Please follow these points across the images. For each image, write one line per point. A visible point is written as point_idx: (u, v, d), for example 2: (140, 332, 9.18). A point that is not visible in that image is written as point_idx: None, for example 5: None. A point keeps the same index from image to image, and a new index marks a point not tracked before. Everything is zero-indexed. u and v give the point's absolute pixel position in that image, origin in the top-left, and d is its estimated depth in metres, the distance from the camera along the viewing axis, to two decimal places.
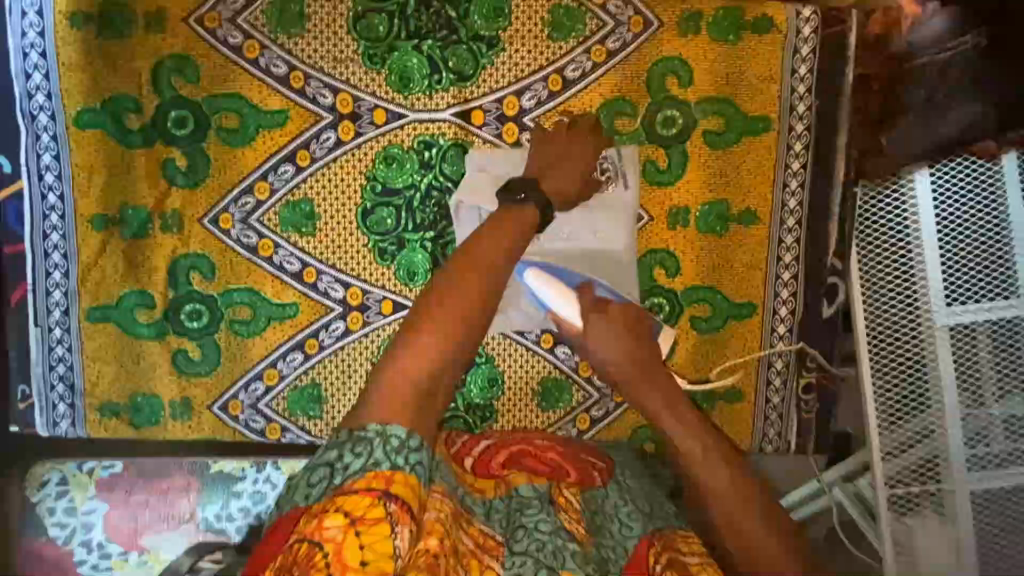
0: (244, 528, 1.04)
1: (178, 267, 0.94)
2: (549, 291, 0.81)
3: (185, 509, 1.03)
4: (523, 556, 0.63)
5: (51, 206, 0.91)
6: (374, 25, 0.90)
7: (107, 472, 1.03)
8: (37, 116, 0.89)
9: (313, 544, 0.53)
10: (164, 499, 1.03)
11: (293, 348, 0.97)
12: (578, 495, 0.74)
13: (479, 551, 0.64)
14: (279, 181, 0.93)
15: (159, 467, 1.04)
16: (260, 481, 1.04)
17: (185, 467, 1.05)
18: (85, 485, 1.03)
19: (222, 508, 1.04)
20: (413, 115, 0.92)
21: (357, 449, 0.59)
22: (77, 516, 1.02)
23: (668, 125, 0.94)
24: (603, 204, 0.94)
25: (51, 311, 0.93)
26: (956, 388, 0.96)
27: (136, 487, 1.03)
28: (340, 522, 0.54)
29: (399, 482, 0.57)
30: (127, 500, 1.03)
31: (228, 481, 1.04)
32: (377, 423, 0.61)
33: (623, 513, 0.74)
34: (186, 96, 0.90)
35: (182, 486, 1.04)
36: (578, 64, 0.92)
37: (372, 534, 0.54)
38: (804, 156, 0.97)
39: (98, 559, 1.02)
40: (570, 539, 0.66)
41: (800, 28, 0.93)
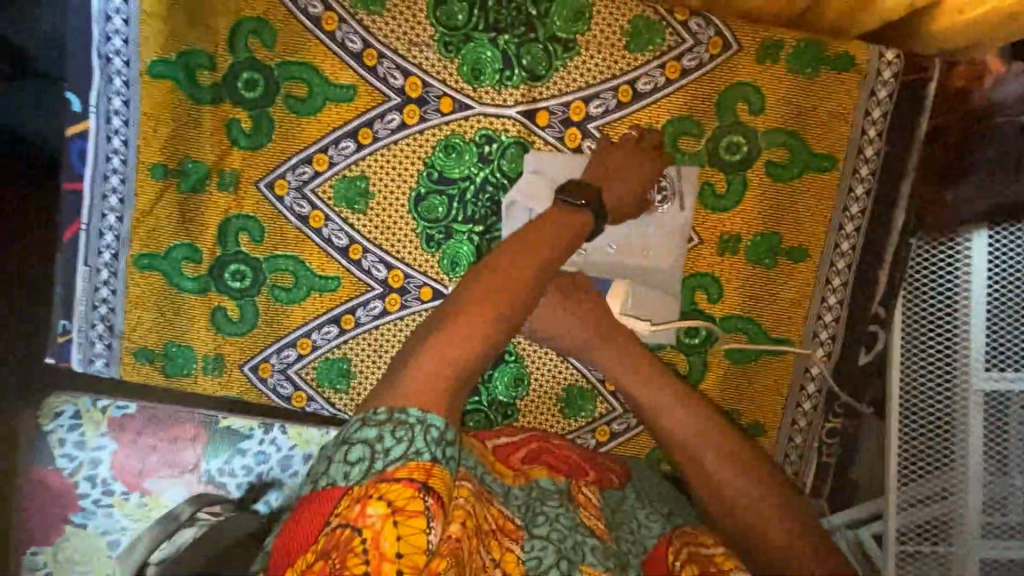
0: (245, 485, 1.05)
1: (229, 226, 0.96)
2: None
3: (192, 458, 1.04)
4: (544, 541, 0.64)
5: (114, 149, 0.93)
6: (454, 12, 0.89)
7: (120, 412, 1.04)
8: (113, 60, 0.90)
9: (354, 529, 0.53)
10: (172, 446, 1.04)
11: (329, 321, 0.98)
12: (598, 492, 0.76)
13: (498, 532, 0.63)
14: (339, 155, 0.94)
15: (172, 415, 1.04)
16: (266, 442, 1.04)
17: (196, 418, 1.05)
18: (97, 422, 1.04)
19: (226, 463, 1.05)
20: (479, 108, 0.92)
21: (397, 435, 0.58)
22: (86, 451, 1.04)
23: (732, 151, 0.93)
24: (659, 223, 0.94)
25: (101, 252, 0.95)
26: (982, 454, 0.94)
27: (145, 430, 1.04)
28: (381, 510, 0.54)
29: (437, 476, 0.57)
30: (135, 441, 1.04)
31: (234, 437, 1.04)
32: (417, 408, 0.60)
33: (643, 515, 0.76)
34: (260, 59, 0.91)
35: (190, 437, 1.04)
36: (651, 78, 0.91)
37: (408, 526, 0.53)
38: (865, 200, 0.95)
39: (100, 495, 1.04)
40: (590, 534, 0.67)
41: (880, 72, 0.90)
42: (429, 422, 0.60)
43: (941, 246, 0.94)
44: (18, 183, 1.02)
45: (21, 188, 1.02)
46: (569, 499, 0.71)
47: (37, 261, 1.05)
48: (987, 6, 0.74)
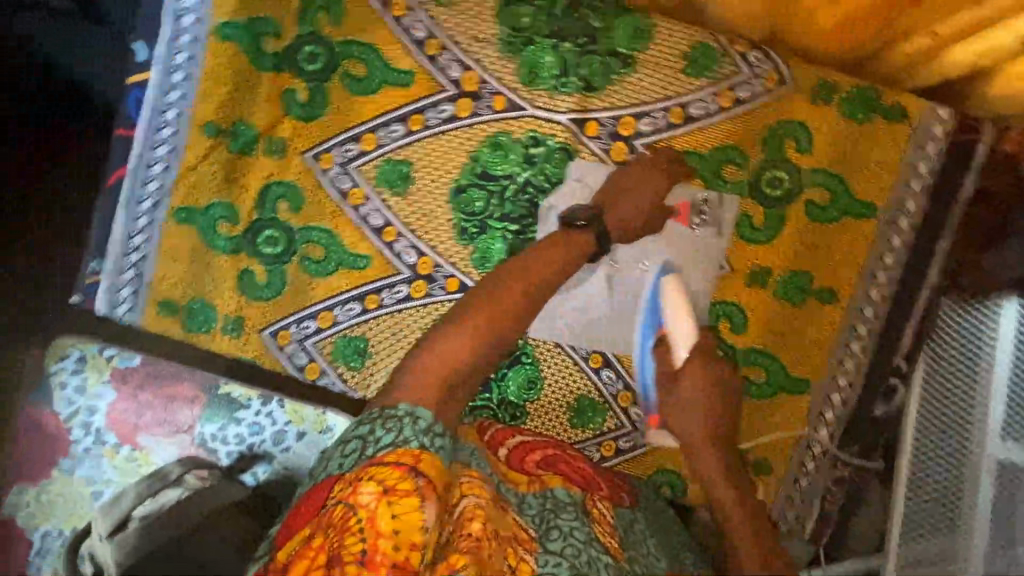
0: (235, 454, 1.06)
1: (269, 192, 0.97)
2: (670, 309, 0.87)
3: (187, 419, 1.05)
4: (558, 557, 0.63)
5: (171, 102, 0.94)
6: (520, 15, 0.91)
7: (124, 363, 1.03)
8: (184, 18, 0.92)
9: (348, 507, 0.54)
10: (168, 405, 1.04)
11: (353, 299, 0.99)
12: (611, 509, 0.75)
13: (513, 540, 0.62)
14: (387, 138, 0.95)
15: (174, 373, 1.04)
16: (262, 415, 1.05)
17: (197, 379, 1.04)
18: (100, 368, 1.03)
19: (220, 430, 1.05)
20: (531, 110, 0.94)
21: (387, 425, 0.60)
22: (85, 397, 1.03)
23: (774, 185, 0.94)
24: (685, 253, 0.94)
25: (141, 201, 0.96)
26: (988, 523, 0.91)
27: (146, 386, 1.04)
28: (373, 488, 0.54)
29: (426, 460, 0.57)
30: (134, 395, 1.04)
31: (232, 405, 1.05)
32: (407, 404, 0.63)
33: (652, 544, 0.74)
34: (325, 35, 0.93)
35: (189, 398, 1.04)
36: (704, 104, 0.92)
37: (402, 505, 0.54)
38: (900, 252, 0.95)
39: (90, 444, 1.04)
40: (604, 551, 0.67)
41: (932, 127, 0.91)
42: (417, 414, 0.61)
43: (972, 311, 0.95)
44: (19, 183, 1.11)
45: (23, 187, 1.11)
46: (582, 510, 0.70)
47: (38, 260, 1.12)
48: None
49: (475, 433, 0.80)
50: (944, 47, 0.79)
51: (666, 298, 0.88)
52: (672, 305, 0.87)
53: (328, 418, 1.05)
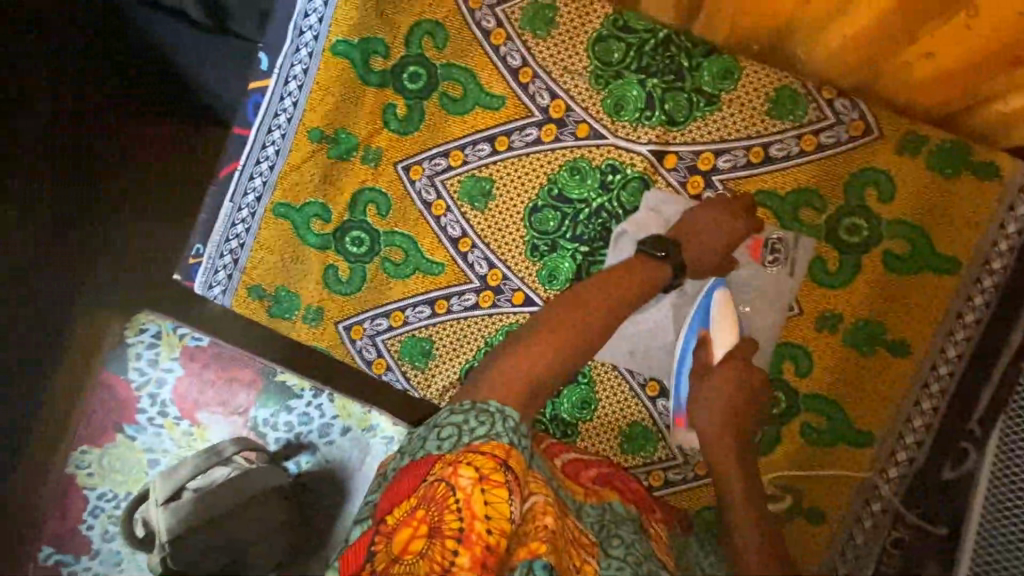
0: (283, 440, 1.12)
1: (360, 196, 1.05)
2: (719, 321, 0.89)
3: (243, 402, 1.13)
4: (620, 562, 0.64)
5: (284, 108, 1.04)
6: (612, 50, 0.96)
7: (194, 343, 1.13)
8: (305, 34, 1.02)
9: (449, 487, 0.55)
10: (228, 387, 1.13)
11: (425, 302, 1.04)
12: (666, 530, 0.78)
13: (575, 544, 0.62)
14: (474, 156, 1.02)
15: (236, 359, 1.13)
16: (311, 405, 1.11)
17: (257, 366, 1.13)
18: (173, 346, 1.13)
19: (271, 416, 1.12)
20: (612, 139, 0.98)
21: (481, 418, 0.61)
22: (156, 370, 1.13)
23: (852, 232, 0.94)
24: (756, 300, 0.95)
25: (247, 194, 1.06)
26: None
27: (208, 366, 1.13)
28: (472, 474, 0.56)
29: (516, 457, 0.58)
30: (199, 374, 1.13)
31: (285, 393, 1.12)
32: (497, 401, 0.64)
33: (707, 565, 0.77)
34: (428, 57, 1.01)
35: (247, 382, 1.12)
36: (785, 146, 0.94)
37: (495, 494, 0.55)
38: (983, 311, 0.92)
39: (155, 414, 1.13)
40: (661, 566, 0.68)
41: (1023, 187, 0.89)
42: (506, 413, 0.63)
43: None
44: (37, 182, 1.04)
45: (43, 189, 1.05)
46: (640, 528, 0.72)
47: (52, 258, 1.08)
48: None
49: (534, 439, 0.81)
50: None
51: (717, 311, 0.89)
52: (722, 318, 0.90)
53: (372, 418, 1.10)
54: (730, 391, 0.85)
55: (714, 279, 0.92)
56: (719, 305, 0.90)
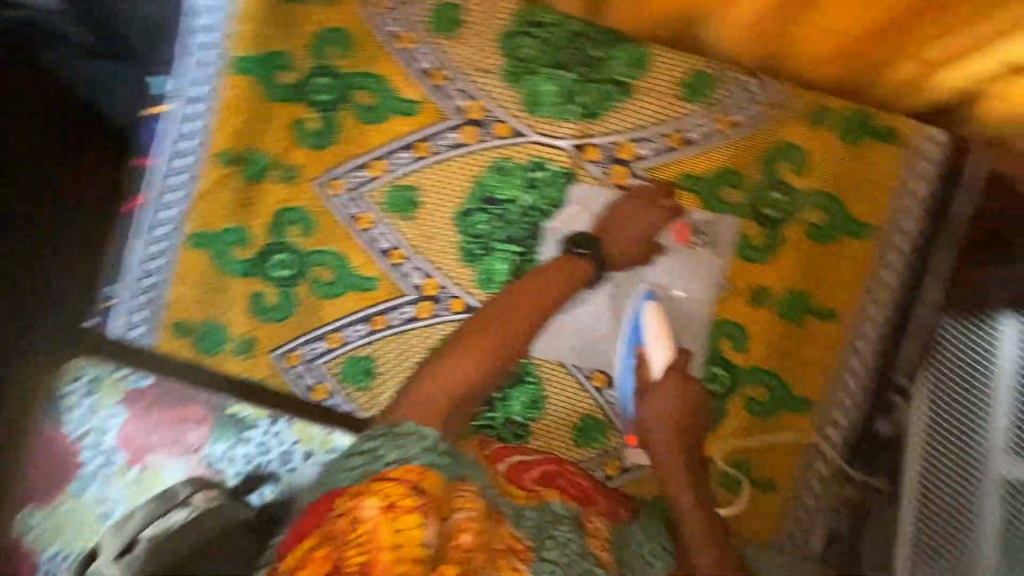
0: (244, 473, 0.97)
1: (282, 217, 1.00)
2: (651, 333, 0.90)
3: (195, 439, 0.97)
4: (553, 565, 0.66)
5: (188, 132, 0.98)
6: (523, 47, 0.95)
7: (136, 383, 0.97)
8: (200, 52, 0.96)
9: (355, 520, 0.58)
10: (178, 426, 0.97)
11: (361, 320, 1.01)
12: (608, 526, 0.78)
13: (508, 552, 0.63)
14: (396, 164, 0.99)
15: (183, 393, 0.98)
16: (270, 434, 0.97)
17: (206, 399, 0.98)
18: (113, 388, 0.97)
19: (228, 449, 0.98)
20: (534, 137, 0.97)
21: (393, 442, 0.64)
22: (94, 418, 0.96)
23: (773, 207, 0.96)
24: (686, 280, 0.96)
25: (159, 227, 1.00)
26: (1002, 562, 0.79)
27: (156, 406, 0.97)
28: (379, 503, 0.59)
29: (429, 478, 0.62)
30: (145, 416, 0.97)
31: (239, 425, 0.97)
32: (413, 422, 0.67)
33: (648, 552, 0.78)
34: (337, 67, 0.97)
35: (197, 419, 0.97)
36: (702, 129, 0.95)
37: (405, 520, 0.58)
38: (898, 271, 0.97)
39: (97, 467, 0.96)
40: (597, 565, 0.70)
41: (924, 149, 0.93)
42: (423, 433, 0.66)
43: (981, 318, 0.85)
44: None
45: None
46: (579, 525, 0.73)
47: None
48: None
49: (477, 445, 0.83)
50: None
51: (648, 324, 0.90)
52: (656, 329, 0.90)
53: (335, 439, 0.98)
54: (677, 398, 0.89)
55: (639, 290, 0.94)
56: (648, 317, 0.91)
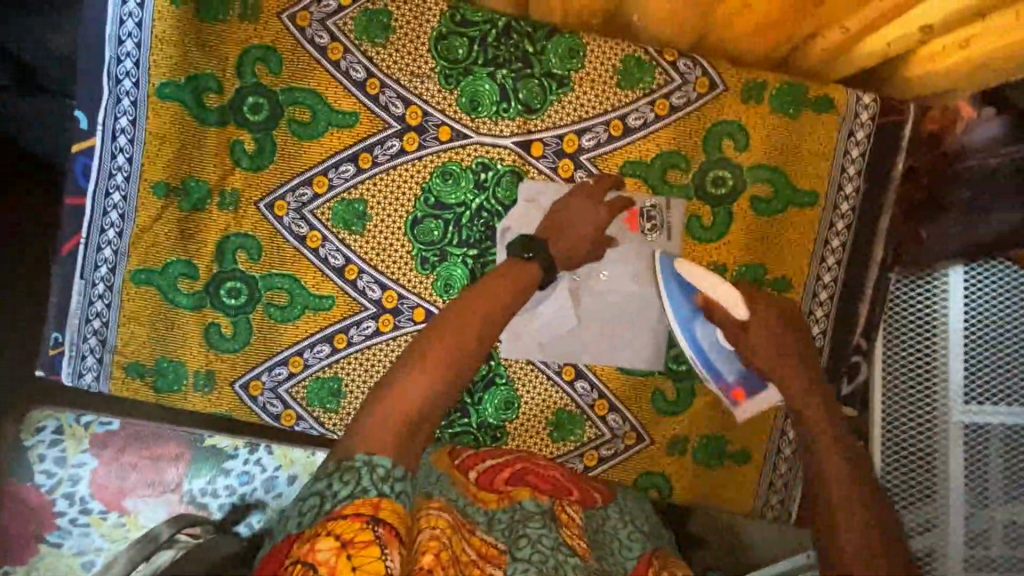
0: (227, 505, 1.09)
1: (226, 243, 0.97)
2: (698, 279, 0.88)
3: (174, 476, 1.08)
4: (525, 564, 0.67)
5: (118, 166, 0.94)
6: (455, 47, 0.94)
7: (104, 428, 1.08)
8: (123, 81, 0.92)
9: (307, 566, 0.55)
10: (154, 464, 1.08)
11: (322, 340, 0.99)
12: (581, 512, 0.81)
13: (480, 561, 0.67)
14: (339, 178, 0.97)
15: (157, 432, 1.09)
16: (251, 462, 1.09)
17: (180, 436, 1.09)
18: (81, 437, 1.07)
19: (208, 484, 1.09)
20: (476, 137, 0.96)
21: (345, 477, 0.62)
22: (66, 468, 1.07)
23: (719, 185, 0.97)
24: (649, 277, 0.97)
25: (98, 267, 0.96)
26: (963, 487, 0.96)
27: (129, 447, 1.08)
28: (332, 544, 0.56)
29: (386, 508, 0.60)
30: (117, 459, 1.07)
31: (219, 457, 1.09)
32: (364, 453, 0.64)
33: (625, 535, 0.82)
34: (267, 84, 0.94)
35: (173, 455, 1.08)
36: (641, 114, 0.96)
37: (362, 556, 0.56)
38: (845, 235, 1.00)
39: (78, 513, 1.07)
40: (571, 553, 0.71)
41: (858, 114, 0.95)
42: (375, 462, 0.64)
43: (919, 280, 0.98)
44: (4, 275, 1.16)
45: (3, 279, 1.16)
46: (551, 518, 0.75)
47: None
48: (957, 56, 0.78)
49: (447, 457, 0.87)
50: (859, 41, 0.83)
51: (688, 275, 0.89)
52: (697, 272, 0.89)
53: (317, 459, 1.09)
54: (774, 330, 0.85)
55: (660, 255, 0.94)
56: (684, 269, 0.90)
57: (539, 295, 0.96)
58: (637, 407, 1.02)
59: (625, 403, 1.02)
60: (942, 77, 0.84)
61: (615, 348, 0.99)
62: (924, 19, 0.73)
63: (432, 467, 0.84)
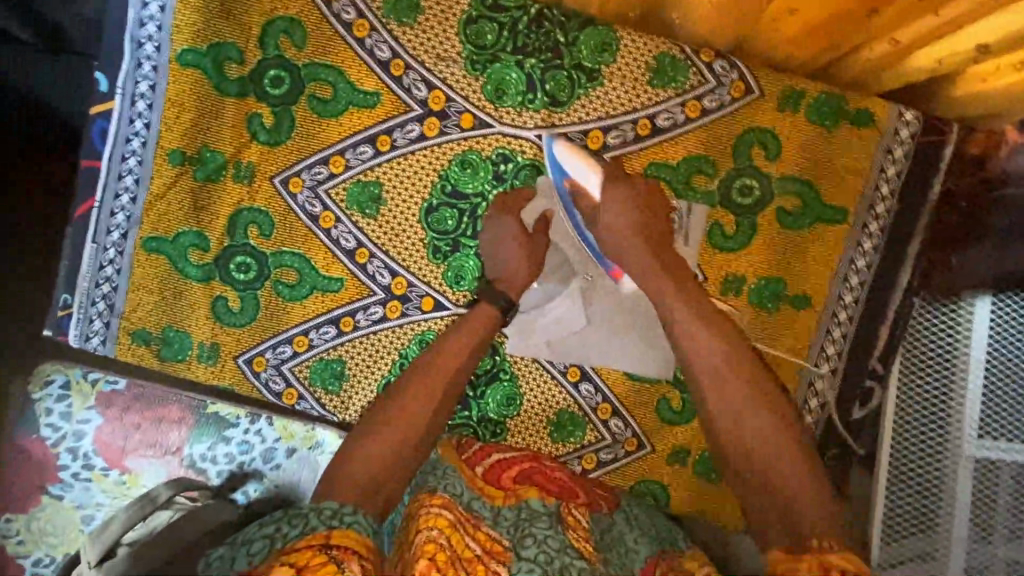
0: (225, 472, 1.09)
1: (240, 217, 0.96)
2: (573, 162, 0.87)
3: (174, 441, 1.09)
4: (530, 563, 0.70)
5: (135, 131, 0.93)
6: (484, 32, 0.91)
7: (109, 387, 1.08)
8: (145, 45, 0.90)
9: None
10: (156, 427, 1.08)
11: (328, 322, 0.99)
12: (588, 515, 0.81)
13: (485, 556, 0.71)
14: (356, 160, 0.95)
15: (161, 397, 1.09)
16: (250, 432, 1.09)
17: (184, 401, 1.09)
18: (87, 394, 1.08)
19: (208, 450, 1.09)
20: (499, 127, 0.93)
21: (293, 521, 0.67)
22: (71, 423, 1.08)
23: (745, 194, 0.94)
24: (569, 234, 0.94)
25: (111, 231, 0.95)
26: (967, 522, 0.93)
27: (131, 408, 1.08)
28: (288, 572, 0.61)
29: (338, 534, 0.66)
30: (120, 419, 1.08)
31: (220, 424, 1.09)
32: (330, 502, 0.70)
33: (630, 540, 0.80)
34: (289, 57, 0.92)
35: (175, 419, 1.08)
36: (671, 115, 0.93)
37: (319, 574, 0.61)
38: (872, 255, 0.96)
39: (79, 469, 1.08)
40: (578, 557, 0.72)
41: (898, 130, 0.91)
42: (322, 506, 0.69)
43: (946, 309, 0.95)
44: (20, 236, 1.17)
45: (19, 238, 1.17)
46: (556, 520, 0.77)
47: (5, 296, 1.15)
48: (1010, 77, 0.74)
49: (453, 451, 0.87)
50: (908, 54, 0.79)
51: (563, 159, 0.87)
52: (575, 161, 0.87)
53: (316, 434, 1.08)
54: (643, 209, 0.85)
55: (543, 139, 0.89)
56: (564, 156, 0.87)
57: (539, 286, 0.96)
58: (642, 415, 1.01)
59: (629, 408, 1.00)
60: (991, 99, 0.80)
61: (621, 351, 0.97)
62: (981, 37, 0.69)
63: (435, 463, 0.85)
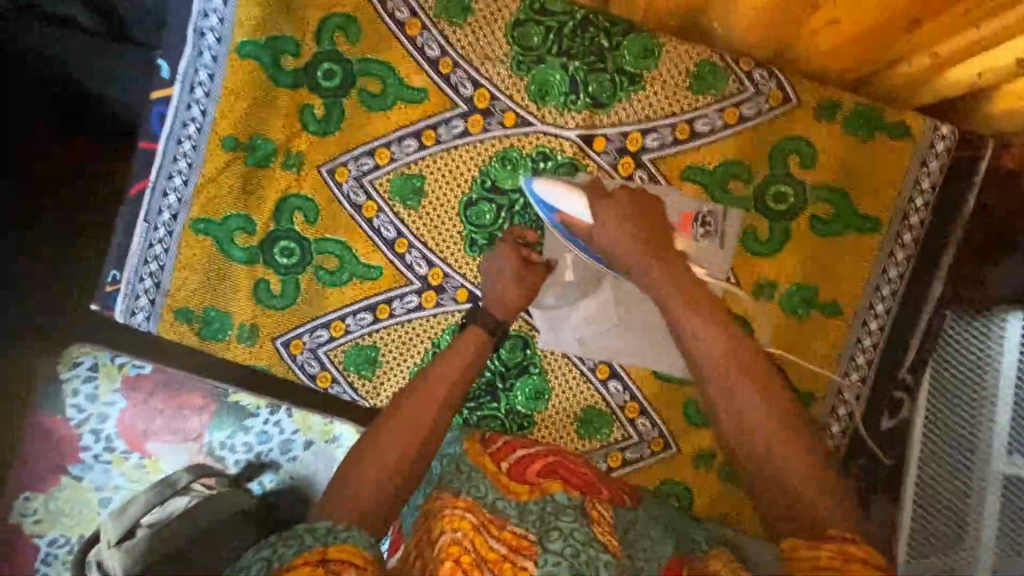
0: (243, 462, 1.12)
1: (285, 205, 1.00)
2: (554, 195, 0.87)
3: (196, 426, 1.11)
4: (557, 556, 0.70)
5: (192, 117, 0.97)
6: (531, 35, 0.94)
7: (135, 370, 1.11)
8: (207, 36, 0.95)
9: None
10: (178, 414, 1.11)
11: (365, 308, 1.01)
12: (611, 510, 0.81)
13: (512, 553, 0.72)
14: (401, 153, 0.98)
15: (184, 383, 1.11)
16: (270, 423, 1.11)
17: (206, 388, 1.11)
18: (113, 376, 1.11)
19: (227, 438, 1.12)
20: (540, 127, 0.96)
21: (288, 540, 0.65)
22: (96, 405, 1.11)
23: (780, 200, 0.96)
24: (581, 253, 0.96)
25: (161, 212, 0.99)
26: (995, 542, 0.92)
27: (154, 395, 1.11)
28: None
29: (334, 551, 0.64)
30: (144, 403, 1.11)
31: (241, 413, 1.11)
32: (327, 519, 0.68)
33: (655, 535, 0.80)
34: (343, 52, 0.96)
35: (198, 407, 1.11)
36: (709, 121, 0.95)
37: None
38: (904, 266, 0.96)
39: (101, 451, 1.11)
40: (604, 549, 0.72)
41: (933, 144, 0.93)
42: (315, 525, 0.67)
43: (976, 323, 0.96)
44: None
45: None
46: (581, 514, 0.77)
47: None
48: None
49: (478, 445, 0.89)
50: (948, 68, 0.80)
51: (545, 192, 0.87)
52: (557, 194, 0.87)
53: (334, 428, 1.10)
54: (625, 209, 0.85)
55: (523, 183, 0.93)
56: (542, 187, 0.88)
57: (571, 282, 0.97)
58: (668, 415, 1.01)
59: (655, 408, 1.01)
60: None
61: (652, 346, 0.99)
62: (1022, 52, 0.70)
63: (461, 459, 0.85)
